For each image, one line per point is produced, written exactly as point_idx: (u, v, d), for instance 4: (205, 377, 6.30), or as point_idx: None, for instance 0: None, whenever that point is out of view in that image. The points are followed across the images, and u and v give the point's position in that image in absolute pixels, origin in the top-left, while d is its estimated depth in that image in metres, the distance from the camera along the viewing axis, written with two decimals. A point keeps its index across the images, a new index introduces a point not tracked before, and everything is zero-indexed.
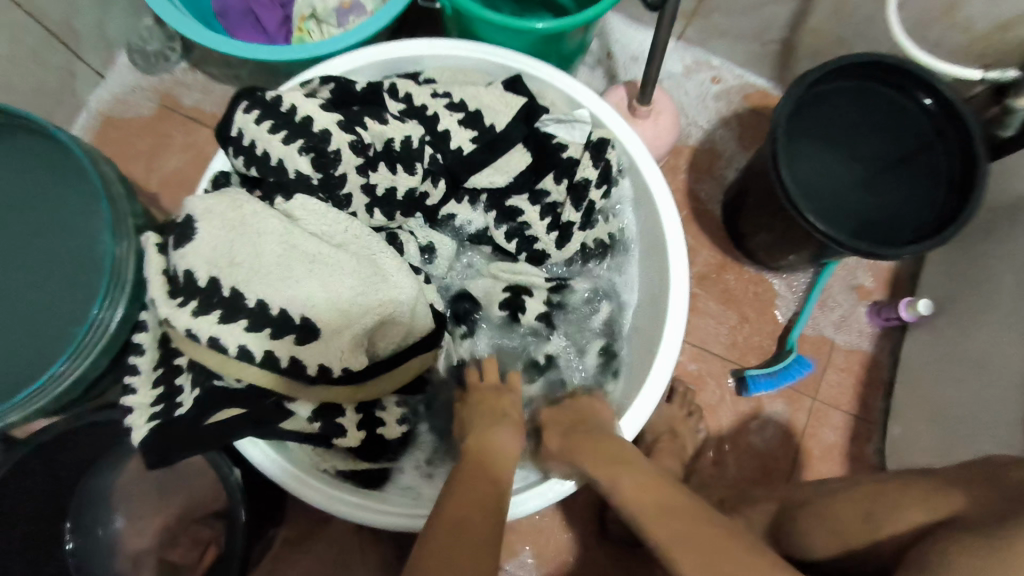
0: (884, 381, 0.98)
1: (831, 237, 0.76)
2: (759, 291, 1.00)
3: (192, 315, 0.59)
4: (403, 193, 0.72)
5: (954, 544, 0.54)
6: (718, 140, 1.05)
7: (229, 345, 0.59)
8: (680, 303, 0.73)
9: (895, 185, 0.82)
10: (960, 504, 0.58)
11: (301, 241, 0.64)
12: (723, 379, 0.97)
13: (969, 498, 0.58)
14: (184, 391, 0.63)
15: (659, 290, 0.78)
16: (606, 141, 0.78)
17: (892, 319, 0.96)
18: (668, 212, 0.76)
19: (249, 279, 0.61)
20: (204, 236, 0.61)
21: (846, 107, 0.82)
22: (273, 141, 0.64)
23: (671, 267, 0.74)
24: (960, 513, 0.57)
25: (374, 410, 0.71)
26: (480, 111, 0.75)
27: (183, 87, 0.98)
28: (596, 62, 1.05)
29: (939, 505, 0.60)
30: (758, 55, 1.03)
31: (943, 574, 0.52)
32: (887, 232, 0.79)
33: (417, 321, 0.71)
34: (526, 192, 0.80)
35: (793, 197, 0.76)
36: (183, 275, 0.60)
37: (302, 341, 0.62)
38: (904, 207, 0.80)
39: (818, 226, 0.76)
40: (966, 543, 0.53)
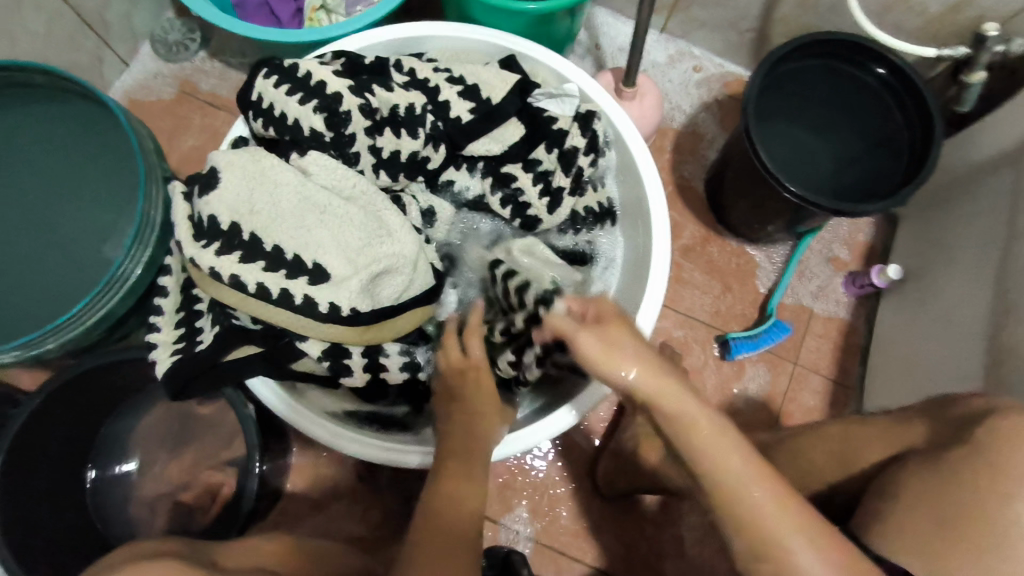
0: (860, 347, 1.04)
1: (807, 200, 0.83)
2: (741, 262, 1.06)
3: (216, 254, 0.66)
4: (406, 156, 0.79)
5: (916, 459, 0.59)
6: (700, 124, 1.12)
7: (248, 282, 0.65)
8: (660, 260, 0.79)
9: (859, 152, 0.90)
10: (921, 423, 0.63)
11: (313, 192, 0.70)
12: (708, 344, 1.02)
13: (929, 423, 0.63)
14: (205, 330, 0.68)
15: (644, 251, 0.84)
16: (593, 114, 0.85)
17: (866, 286, 1.02)
18: (650, 177, 0.82)
19: (267, 224, 0.67)
20: (226, 185, 0.68)
21: (813, 84, 0.90)
22: (291, 103, 0.71)
23: (653, 226, 0.81)
24: (921, 433, 0.62)
25: (378, 355, 0.75)
26: (477, 85, 0.82)
27: (201, 74, 1.06)
28: (585, 52, 1.13)
29: (901, 430, 0.65)
30: (736, 45, 1.11)
31: (902, 481, 0.57)
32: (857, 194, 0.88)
33: (419, 274, 0.77)
34: (520, 161, 0.87)
35: (765, 164, 0.83)
36: (207, 220, 0.67)
37: (314, 283, 0.68)
38: (869, 171, 0.88)
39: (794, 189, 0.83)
40: (926, 457, 0.58)
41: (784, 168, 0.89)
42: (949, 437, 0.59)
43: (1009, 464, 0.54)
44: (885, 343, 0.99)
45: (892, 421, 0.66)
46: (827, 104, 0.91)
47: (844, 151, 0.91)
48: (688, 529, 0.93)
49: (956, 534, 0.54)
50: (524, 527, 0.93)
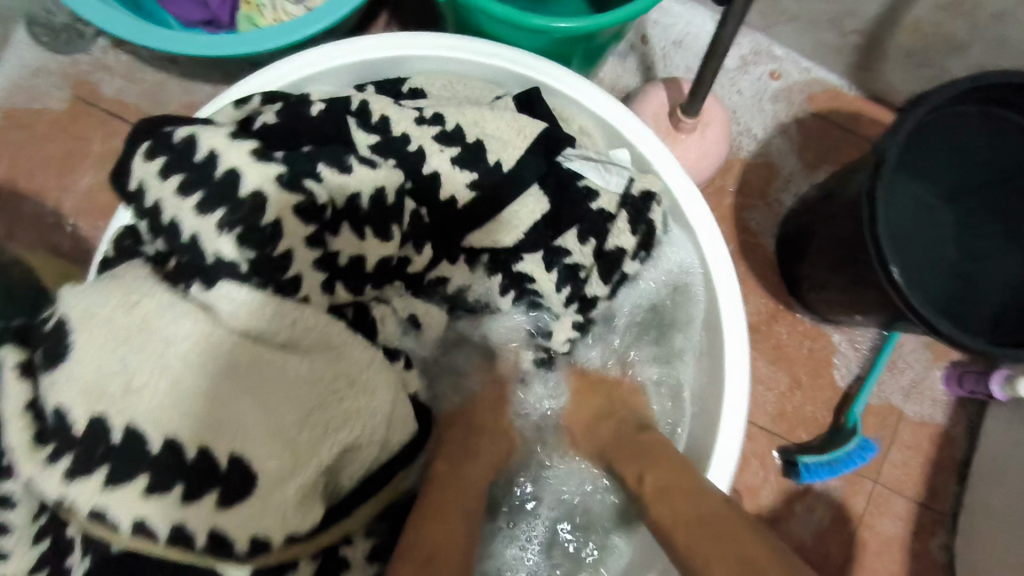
0: (957, 461, 0.82)
1: (911, 310, 0.58)
2: (815, 347, 0.83)
3: (65, 478, 0.42)
4: (374, 263, 0.53)
5: None
6: (775, 154, 0.84)
7: (120, 519, 0.42)
8: (734, 426, 0.56)
9: (993, 245, 0.64)
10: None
11: (228, 347, 0.46)
12: (767, 457, 0.81)
13: None
14: (75, 557, 0.46)
15: (709, 393, 0.60)
16: (651, 195, 0.59)
17: (978, 392, 0.78)
18: (730, 301, 0.58)
19: (153, 412, 0.44)
20: (82, 355, 0.43)
21: (968, 139, 0.62)
22: (185, 209, 0.45)
23: (727, 371, 0.57)
24: None
25: (337, 549, 0.54)
26: (482, 142, 0.56)
27: (103, 73, 0.77)
28: (627, 50, 0.83)
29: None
30: (835, 47, 0.81)
31: None
32: (974, 307, 0.63)
33: (393, 431, 0.54)
34: (540, 250, 0.60)
35: (882, 253, 0.58)
36: (51, 414, 0.43)
37: (226, 502, 0.45)
38: (997, 277, 0.63)
39: (898, 282, 0.58)
40: None
41: (897, 249, 0.62)
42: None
43: None
44: (995, 469, 0.77)
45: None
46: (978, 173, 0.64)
47: (972, 243, 0.64)
48: None
49: None
50: None
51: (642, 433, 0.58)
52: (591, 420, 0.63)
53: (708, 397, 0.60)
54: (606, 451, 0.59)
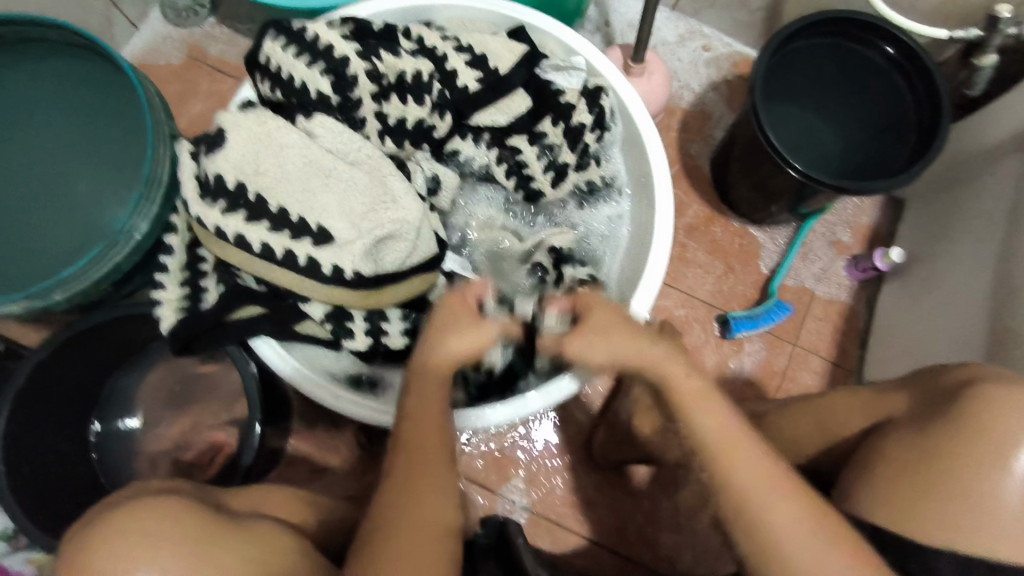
0: (860, 329, 1.04)
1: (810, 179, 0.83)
2: (744, 242, 1.06)
3: (221, 214, 0.66)
4: (412, 123, 0.79)
5: (890, 441, 0.60)
6: (708, 103, 1.12)
7: (253, 241, 0.66)
8: (652, 283, 0.76)
9: (863, 132, 0.89)
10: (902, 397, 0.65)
11: (320, 156, 0.71)
12: (709, 324, 1.03)
13: (906, 399, 0.64)
14: (209, 289, 0.70)
15: (644, 250, 0.82)
16: (600, 89, 0.85)
17: (869, 269, 1.03)
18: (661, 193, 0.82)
19: (273, 186, 0.68)
20: (234, 145, 0.68)
21: (823, 62, 0.89)
22: (298, 66, 0.71)
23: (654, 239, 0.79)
24: (892, 411, 0.64)
25: (379, 322, 0.76)
26: (485, 55, 0.83)
27: (210, 39, 1.06)
28: (595, 28, 1.12)
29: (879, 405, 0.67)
30: (747, 24, 1.09)
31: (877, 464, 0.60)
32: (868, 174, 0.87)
33: (422, 243, 0.77)
34: (525, 133, 0.87)
35: (768, 140, 0.83)
36: (213, 177, 0.67)
37: (317, 246, 0.68)
38: (871, 153, 0.88)
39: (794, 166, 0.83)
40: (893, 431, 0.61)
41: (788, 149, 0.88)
42: (941, 413, 0.59)
43: (993, 423, 0.56)
44: (887, 326, 0.99)
45: (881, 395, 0.67)
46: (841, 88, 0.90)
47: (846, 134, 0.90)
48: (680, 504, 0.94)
49: (927, 487, 0.56)
50: (521, 497, 0.94)
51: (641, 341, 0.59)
52: (605, 336, 0.59)
53: (641, 242, 0.84)
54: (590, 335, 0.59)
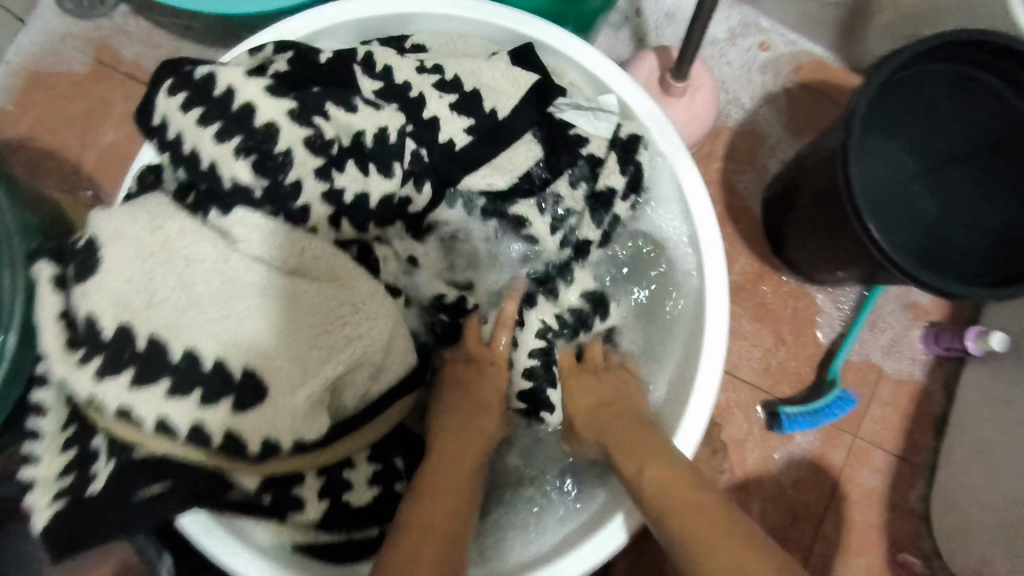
0: (935, 416, 0.86)
1: (897, 262, 0.62)
2: (800, 307, 0.86)
3: (95, 377, 0.45)
4: (377, 200, 0.57)
5: None
6: (762, 122, 0.88)
7: (144, 417, 0.46)
8: (705, 396, 0.58)
9: (966, 193, 0.70)
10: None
11: (247, 270, 0.50)
12: (753, 410, 0.84)
13: None
14: (100, 461, 0.51)
15: (688, 362, 0.62)
16: (637, 138, 0.63)
17: (954, 349, 0.82)
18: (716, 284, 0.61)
19: (173, 325, 0.48)
20: (113, 266, 0.47)
21: (934, 94, 0.67)
22: (205, 138, 0.49)
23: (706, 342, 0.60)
24: None
25: (340, 471, 0.58)
26: (477, 92, 0.60)
27: (123, 38, 0.81)
28: (622, 21, 0.86)
29: None
30: (819, 19, 0.84)
31: None
32: (953, 257, 0.68)
33: (392, 358, 0.58)
34: (533, 197, 0.65)
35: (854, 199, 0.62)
36: (83, 321, 0.46)
37: (243, 407, 0.49)
38: (968, 226, 0.69)
39: (882, 244, 0.62)
40: None
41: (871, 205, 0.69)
42: None
43: None
44: (971, 420, 0.80)
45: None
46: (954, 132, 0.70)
47: (945, 192, 0.70)
48: None
49: None
50: None
51: (646, 426, 0.57)
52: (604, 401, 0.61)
53: (689, 349, 0.62)
54: (608, 442, 0.57)
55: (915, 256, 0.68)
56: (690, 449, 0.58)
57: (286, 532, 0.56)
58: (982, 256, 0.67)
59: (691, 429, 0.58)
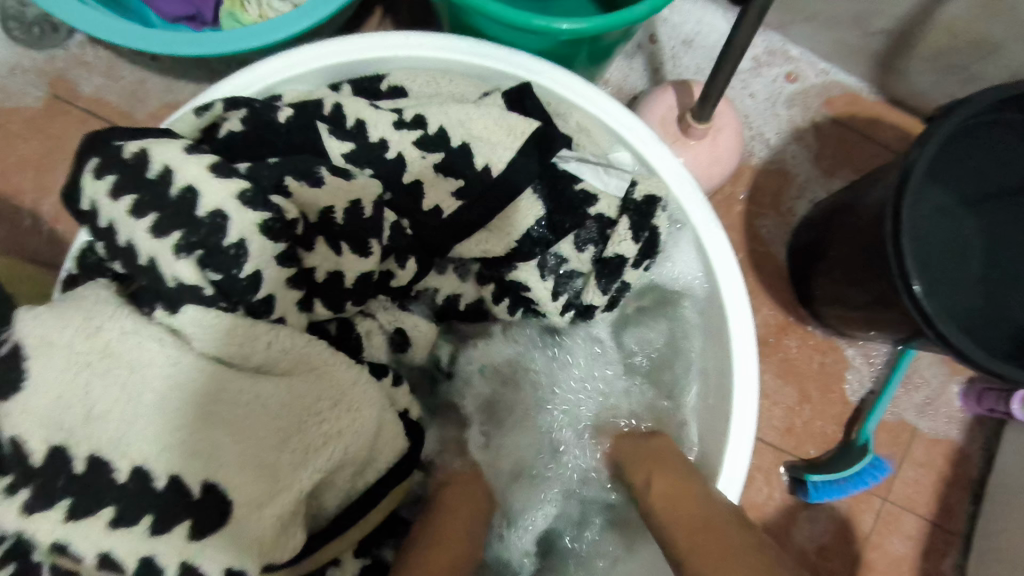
0: (972, 479, 0.79)
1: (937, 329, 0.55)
2: (827, 361, 0.79)
3: (23, 513, 0.39)
4: (353, 279, 0.50)
5: None
6: (789, 160, 0.80)
7: (84, 553, 0.40)
8: (731, 490, 0.51)
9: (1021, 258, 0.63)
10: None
11: (204, 373, 0.44)
12: (774, 473, 0.78)
13: None
14: None
15: (718, 412, 0.55)
16: (656, 200, 0.55)
17: (998, 412, 0.75)
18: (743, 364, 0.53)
19: (116, 442, 0.41)
20: (42, 381, 0.40)
21: (1000, 147, 0.61)
22: (139, 231, 0.41)
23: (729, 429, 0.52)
24: None
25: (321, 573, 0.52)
26: (467, 146, 0.52)
27: (82, 71, 0.74)
28: (635, 49, 0.78)
29: None
30: (856, 48, 0.76)
31: None
32: (997, 323, 0.62)
33: (379, 449, 0.52)
34: (536, 257, 0.57)
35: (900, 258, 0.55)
36: (10, 445, 0.40)
37: (198, 535, 0.42)
38: (1017, 294, 0.62)
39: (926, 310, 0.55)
40: None
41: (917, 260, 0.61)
42: None
43: None
44: (1012, 487, 0.74)
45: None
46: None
47: (999, 254, 0.63)
48: None
49: None
50: None
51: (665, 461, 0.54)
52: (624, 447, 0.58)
53: (712, 431, 0.55)
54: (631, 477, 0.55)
55: (956, 318, 0.61)
56: (735, 497, 0.51)
57: None
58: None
59: (733, 467, 0.51)
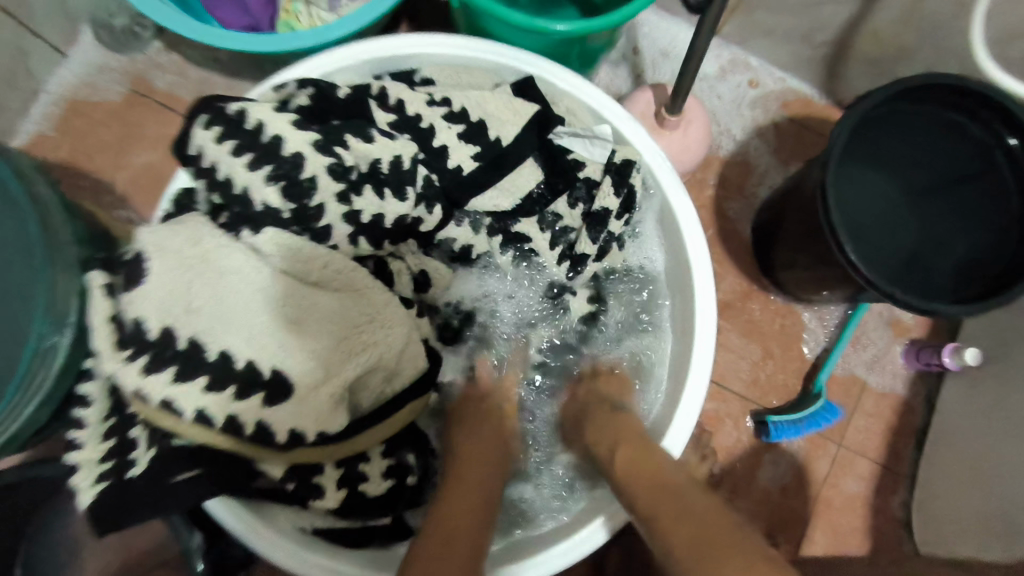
0: (916, 429, 0.90)
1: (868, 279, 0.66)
2: (787, 323, 0.91)
3: (141, 373, 0.51)
4: (392, 220, 0.63)
5: None
6: (752, 152, 0.94)
7: (184, 409, 0.52)
8: (694, 394, 0.64)
9: (948, 225, 0.72)
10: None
11: (277, 280, 0.56)
12: (742, 420, 0.89)
13: None
14: (139, 448, 0.56)
15: (677, 377, 0.67)
16: (630, 164, 0.69)
17: (933, 364, 0.87)
18: (703, 295, 0.66)
19: (210, 329, 0.53)
20: (156, 278, 0.52)
21: (917, 132, 0.70)
22: (238, 167, 0.54)
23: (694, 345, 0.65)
24: None
25: (356, 464, 0.64)
26: (483, 121, 0.66)
27: (156, 70, 0.87)
28: (621, 59, 0.93)
29: None
30: (807, 59, 0.90)
31: None
32: (929, 279, 0.70)
33: (405, 364, 0.64)
34: (535, 214, 0.72)
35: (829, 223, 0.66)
36: (131, 325, 0.51)
37: (270, 402, 0.54)
38: (947, 254, 0.71)
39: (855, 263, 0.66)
40: None
41: (848, 229, 0.72)
42: None
43: None
44: (947, 430, 0.85)
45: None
46: (949, 163, 0.71)
47: (928, 222, 0.72)
48: None
49: None
50: None
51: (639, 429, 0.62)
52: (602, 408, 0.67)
53: (678, 355, 0.68)
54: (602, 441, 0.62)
55: (891, 275, 0.71)
56: (677, 451, 0.63)
57: (308, 517, 0.62)
58: (958, 282, 0.70)
59: (678, 433, 0.63)
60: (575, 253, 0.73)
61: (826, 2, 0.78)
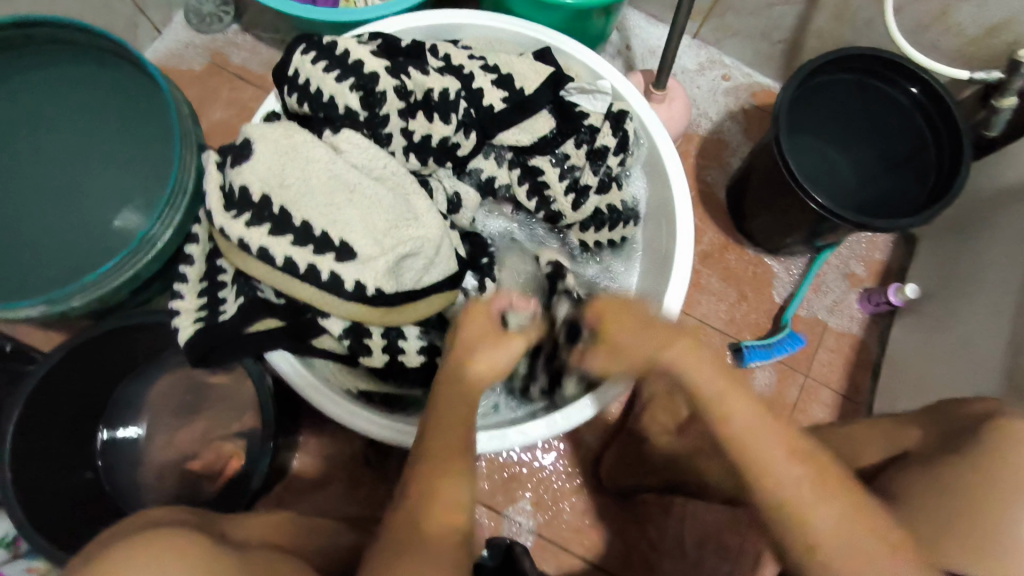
0: (871, 364, 1.04)
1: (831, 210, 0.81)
2: (758, 271, 1.06)
3: (245, 225, 0.66)
4: (437, 141, 0.79)
5: (914, 475, 0.60)
6: (726, 132, 1.12)
7: (276, 256, 0.65)
8: (678, 288, 0.78)
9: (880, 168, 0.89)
10: (915, 433, 0.66)
11: (347, 170, 0.70)
12: (721, 352, 1.03)
13: (921, 432, 0.66)
14: (228, 301, 0.69)
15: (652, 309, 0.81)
16: (625, 113, 0.86)
17: (882, 304, 1.02)
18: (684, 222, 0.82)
19: (296, 200, 0.67)
20: (260, 157, 0.68)
21: (845, 97, 0.89)
22: (328, 80, 0.71)
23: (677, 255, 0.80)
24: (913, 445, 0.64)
25: (397, 339, 0.75)
26: (512, 75, 0.82)
27: (232, 47, 1.05)
28: (616, 53, 1.12)
29: (901, 437, 0.67)
30: (767, 56, 1.10)
31: (898, 499, 0.59)
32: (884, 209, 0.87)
33: (441, 260, 0.76)
34: (549, 153, 0.87)
35: (789, 169, 0.81)
36: (239, 190, 0.67)
37: (340, 260, 0.68)
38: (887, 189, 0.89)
39: (815, 198, 0.81)
40: (915, 469, 0.61)
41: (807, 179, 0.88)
42: (953, 442, 0.61)
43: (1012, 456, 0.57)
44: (897, 359, 0.99)
45: (898, 426, 0.69)
46: (872, 120, 0.90)
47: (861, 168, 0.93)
48: (691, 528, 0.96)
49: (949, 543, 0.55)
50: (527, 520, 0.94)
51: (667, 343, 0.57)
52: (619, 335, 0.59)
53: (661, 269, 0.84)
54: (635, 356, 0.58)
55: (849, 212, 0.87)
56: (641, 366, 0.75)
57: (353, 380, 0.76)
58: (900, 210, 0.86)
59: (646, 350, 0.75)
60: (581, 188, 0.88)
61: (779, 3, 0.98)
